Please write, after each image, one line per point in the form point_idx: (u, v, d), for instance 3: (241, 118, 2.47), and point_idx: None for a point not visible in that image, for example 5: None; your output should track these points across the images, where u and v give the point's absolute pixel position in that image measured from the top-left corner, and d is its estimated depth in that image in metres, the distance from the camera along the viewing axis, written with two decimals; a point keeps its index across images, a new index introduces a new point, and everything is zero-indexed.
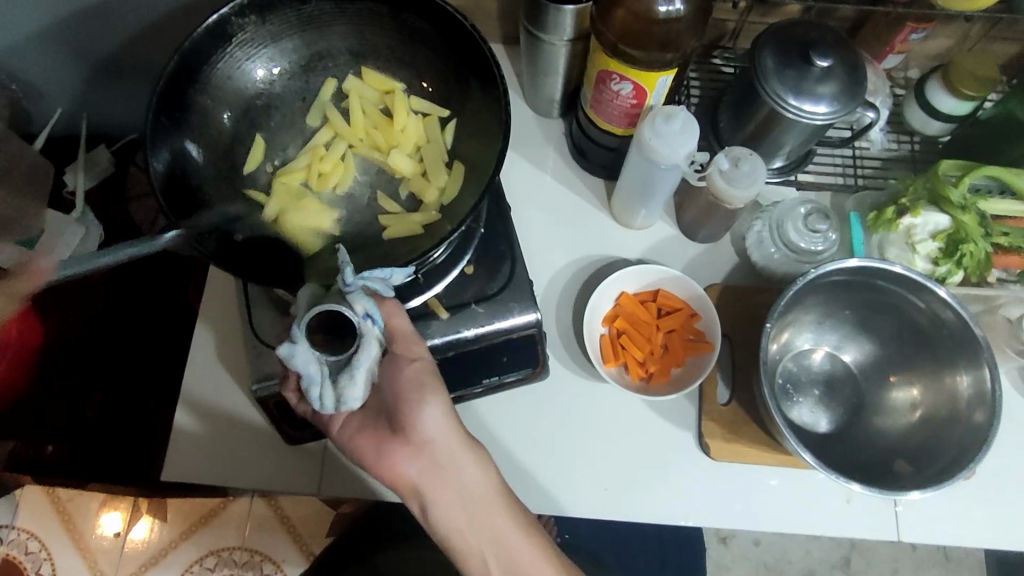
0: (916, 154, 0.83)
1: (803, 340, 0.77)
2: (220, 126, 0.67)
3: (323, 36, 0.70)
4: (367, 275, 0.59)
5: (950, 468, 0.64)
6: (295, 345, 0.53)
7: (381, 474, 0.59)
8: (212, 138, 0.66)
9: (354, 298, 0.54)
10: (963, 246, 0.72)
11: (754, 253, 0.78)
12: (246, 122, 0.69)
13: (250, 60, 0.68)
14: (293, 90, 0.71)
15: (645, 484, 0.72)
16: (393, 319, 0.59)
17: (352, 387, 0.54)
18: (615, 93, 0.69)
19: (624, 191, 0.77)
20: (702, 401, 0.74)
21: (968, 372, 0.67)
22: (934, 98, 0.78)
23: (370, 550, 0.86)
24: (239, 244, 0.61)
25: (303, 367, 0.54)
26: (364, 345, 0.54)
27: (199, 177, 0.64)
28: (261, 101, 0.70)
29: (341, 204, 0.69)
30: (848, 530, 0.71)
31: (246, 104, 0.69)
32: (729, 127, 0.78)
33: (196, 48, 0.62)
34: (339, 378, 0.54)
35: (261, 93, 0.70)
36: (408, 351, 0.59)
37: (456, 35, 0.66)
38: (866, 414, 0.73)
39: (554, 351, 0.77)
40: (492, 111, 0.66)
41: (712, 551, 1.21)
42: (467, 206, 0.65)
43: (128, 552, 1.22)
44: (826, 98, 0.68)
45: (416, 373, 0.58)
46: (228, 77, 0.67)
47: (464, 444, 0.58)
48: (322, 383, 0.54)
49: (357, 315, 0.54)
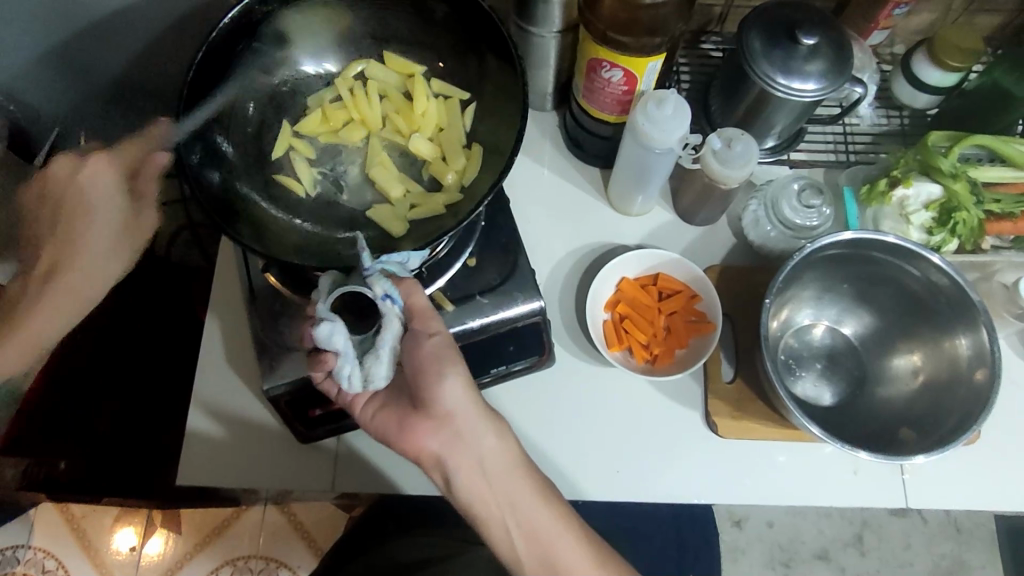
0: (905, 128, 0.84)
1: (803, 316, 0.78)
2: (247, 118, 0.68)
3: (345, 23, 0.72)
4: (387, 258, 0.62)
5: (955, 431, 0.65)
6: (329, 325, 0.55)
7: (407, 455, 0.61)
8: (240, 127, 0.67)
9: (373, 281, 0.57)
10: (955, 215, 0.73)
11: (751, 232, 0.79)
12: (273, 109, 0.71)
13: (275, 49, 0.70)
14: (317, 75, 0.73)
15: (655, 465, 0.73)
16: (413, 297, 0.60)
17: (379, 365, 0.57)
18: (606, 81, 0.71)
19: (620, 178, 0.78)
20: (707, 380, 0.75)
21: (967, 336, 0.68)
22: (921, 71, 0.79)
23: (385, 537, 0.89)
24: (270, 233, 0.63)
25: (335, 345, 0.56)
26: (387, 324, 0.57)
27: (230, 167, 0.65)
28: (287, 87, 0.72)
29: (366, 189, 0.69)
30: (857, 500, 0.72)
31: (273, 92, 0.71)
32: (721, 111, 0.79)
33: (227, 35, 0.62)
34: (366, 359, 0.57)
35: (285, 81, 0.72)
36: (425, 324, 0.59)
37: (473, 15, 0.67)
38: (870, 384, 0.74)
39: (559, 339, 0.77)
40: (511, 98, 0.66)
41: (725, 534, 1.22)
42: (487, 184, 0.65)
43: (144, 566, 1.23)
44: (814, 76, 0.69)
45: (433, 349, 0.59)
46: (255, 65, 0.68)
47: (473, 430, 0.59)
48: (353, 363, 0.57)
49: (378, 296, 0.56)
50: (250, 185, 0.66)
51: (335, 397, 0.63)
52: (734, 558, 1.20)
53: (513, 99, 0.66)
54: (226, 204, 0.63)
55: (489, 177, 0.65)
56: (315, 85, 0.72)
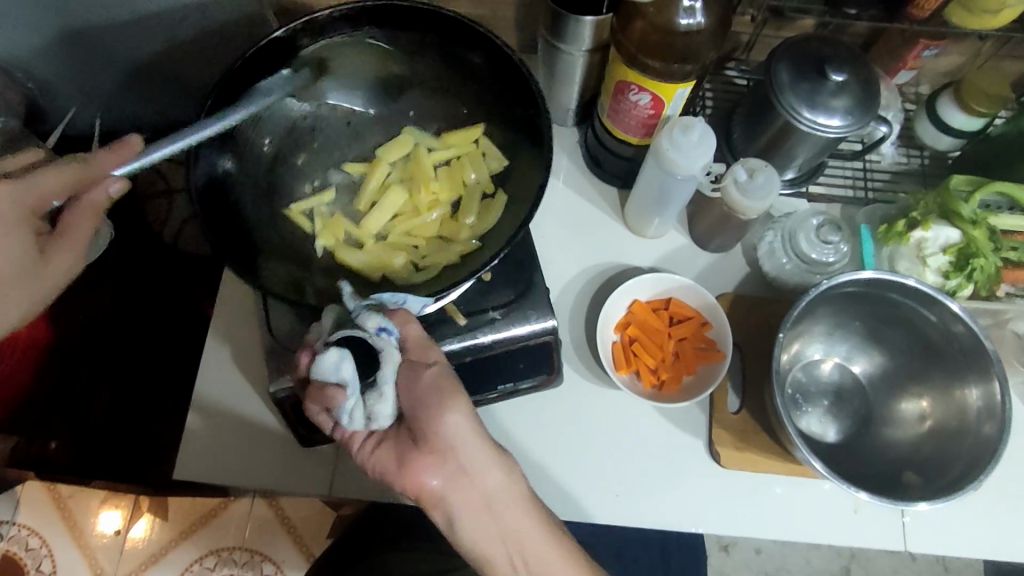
0: (925, 169, 0.84)
1: (814, 350, 0.77)
2: (262, 152, 0.67)
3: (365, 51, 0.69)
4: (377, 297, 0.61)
5: (960, 480, 0.64)
6: (333, 359, 0.55)
7: (407, 492, 0.59)
8: (253, 156, 0.67)
9: (368, 316, 0.58)
10: (973, 261, 0.73)
11: (765, 263, 0.79)
12: (291, 141, 0.69)
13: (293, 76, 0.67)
14: (339, 113, 0.71)
15: (654, 491, 0.73)
16: (407, 329, 0.60)
17: (382, 403, 0.56)
18: (633, 104, 0.70)
19: (639, 200, 0.78)
20: (713, 409, 0.75)
21: (977, 385, 0.68)
22: (945, 113, 0.79)
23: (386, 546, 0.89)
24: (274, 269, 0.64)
25: (343, 376, 0.55)
26: (387, 360, 0.57)
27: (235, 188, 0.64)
28: (307, 121, 0.70)
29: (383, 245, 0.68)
30: (854, 539, 0.72)
31: (291, 125, 0.69)
32: (743, 139, 0.79)
33: (258, 53, 0.63)
34: (368, 396, 0.56)
35: (306, 115, 0.70)
36: (422, 357, 0.59)
37: (506, 70, 0.67)
38: (875, 425, 0.74)
39: (567, 358, 0.77)
40: (533, 158, 0.66)
41: (712, 557, 1.22)
42: (506, 233, 0.65)
43: (128, 550, 1.22)
44: (840, 112, 0.69)
45: (432, 380, 0.58)
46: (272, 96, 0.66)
47: (486, 450, 0.58)
48: (356, 399, 0.55)
49: (374, 330, 0.57)
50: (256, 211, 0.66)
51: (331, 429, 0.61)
52: None
53: (525, 162, 0.67)
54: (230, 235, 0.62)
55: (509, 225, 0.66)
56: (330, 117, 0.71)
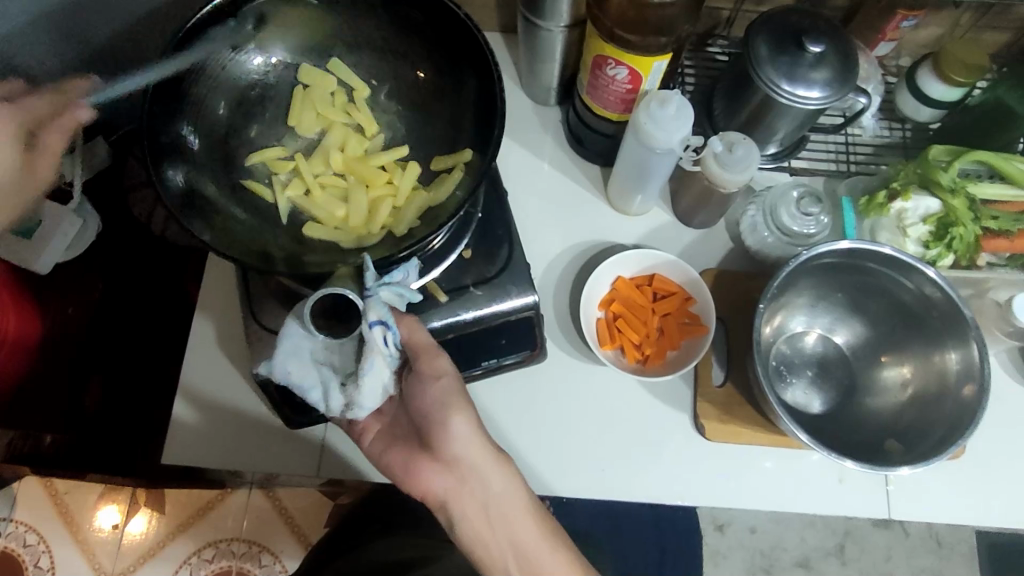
0: (907, 141, 0.84)
1: (797, 322, 0.78)
2: (216, 118, 0.69)
3: (316, 28, 0.72)
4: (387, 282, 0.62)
5: (941, 444, 0.65)
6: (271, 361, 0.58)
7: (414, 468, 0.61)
8: (206, 128, 0.68)
9: (370, 304, 0.57)
10: (953, 229, 0.73)
11: (748, 237, 0.79)
12: (241, 112, 0.71)
13: (244, 52, 0.69)
14: (288, 80, 0.73)
15: (641, 466, 0.73)
16: (413, 334, 0.60)
17: (360, 395, 0.57)
18: (610, 79, 0.71)
19: (620, 177, 0.78)
20: (697, 383, 0.75)
21: (956, 350, 0.69)
22: (925, 85, 0.79)
23: (395, 530, 0.91)
24: (246, 237, 0.65)
25: (294, 375, 0.58)
26: (371, 352, 0.56)
27: (195, 162, 0.65)
28: (255, 92, 0.72)
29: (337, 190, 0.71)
30: (840, 508, 0.73)
31: (241, 95, 0.71)
32: (724, 115, 0.79)
33: (189, 37, 0.63)
34: (347, 387, 0.57)
35: (255, 85, 0.72)
36: (431, 366, 0.60)
37: (450, 26, 0.68)
38: (858, 394, 0.74)
39: (550, 334, 0.78)
40: (489, 111, 0.68)
41: (707, 538, 1.22)
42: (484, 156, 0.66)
43: (126, 545, 1.23)
44: (819, 84, 0.69)
45: (438, 393, 0.59)
46: (223, 68, 0.68)
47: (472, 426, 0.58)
48: (334, 390, 0.58)
49: (368, 320, 0.56)
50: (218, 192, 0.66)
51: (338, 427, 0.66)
52: (715, 562, 1.20)
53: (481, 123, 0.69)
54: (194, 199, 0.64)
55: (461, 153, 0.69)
56: (284, 88, 0.73)
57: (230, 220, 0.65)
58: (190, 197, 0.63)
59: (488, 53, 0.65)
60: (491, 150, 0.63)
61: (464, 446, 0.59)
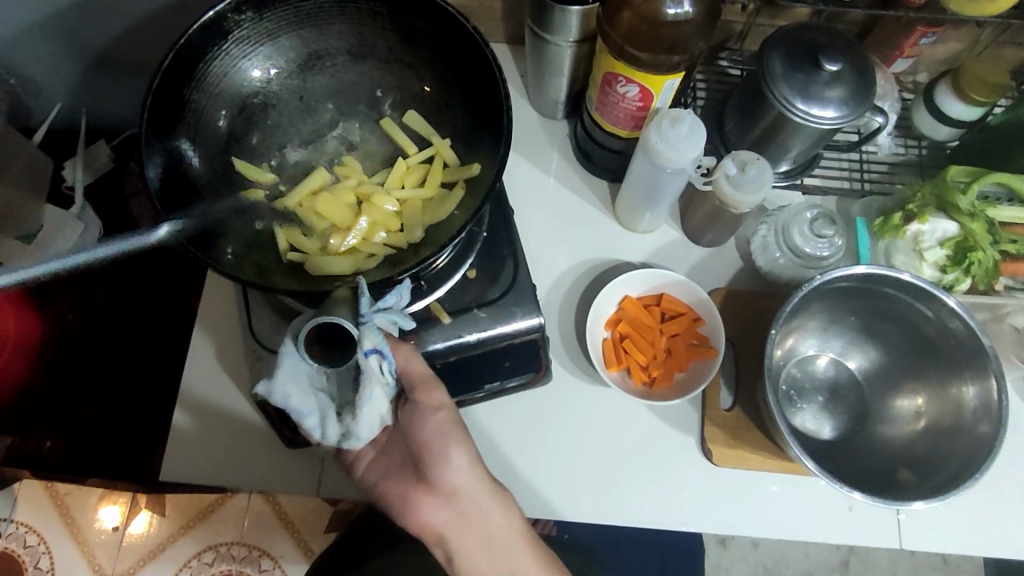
0: (923, 159, 0.82)
1: (808, 346, 0.76)
2: (215, 128, 0.68)
3: (321, 35, 0.70)
4: (381, 304, 0.60)
5: (955, 478, 0.63)
6: (270, 382, 0.55)
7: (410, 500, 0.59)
8: (206, 139, 0.67)
9: (365, 331, 0.55)
10: (971, 254, 0.71)
11: (759, 257, 0.77)
12: (242, 120, 0.70)
13: (246, 58, 0.68)
14: (290, 88, 0.72)
15: (647, 493, 0.72)
16: (410, 363, 0.60)
17: (357, 425, 0.56)
18: (620, 96, 0.69)
19: (628, 195, 0.77)
20: (705, 405, 0.74)
21: (974, 383, 0.67)
22: (943, 103, 0.77)
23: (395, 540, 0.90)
24: (243, 249, 0.63)
25: (292, 399, 0.55)
26: (368, 382, 0.54)
27: (196, 177, 0.65)
28: (257, 99, 0.71)
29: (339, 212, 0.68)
30: (849, 537, 0.71)
31: (242, 102, 0.70)
32: (736, 131, 0.77)
33: (189, 47, 0.62)
34: (343, 415, 0.56)
35: (257, 92, 0.70)
36: (428, 398, 0.59)
37: (458, 37, 0.66)
38: (870, 422, 0.73)
39: (555, 354, 0.76)
40: (497, 127, 0.66)
41: (710, 551, 1.20)
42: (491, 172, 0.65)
43: (127, 545, 1.22)
44: (834, 103, 0.67)
45: (439, 425, 0.58)
46: (223, 75, 0.67)
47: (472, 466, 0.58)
48: (331, 418, 0.56)
49: (363, 349, 0.54)
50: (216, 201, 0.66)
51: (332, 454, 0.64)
52: None
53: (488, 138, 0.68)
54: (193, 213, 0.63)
55: (467, 172, 0.68)
56: (286, 96, 0.72)
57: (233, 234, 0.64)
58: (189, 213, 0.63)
59: (494, 61, 0.63)
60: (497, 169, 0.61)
61: (459, 477, 0.58)
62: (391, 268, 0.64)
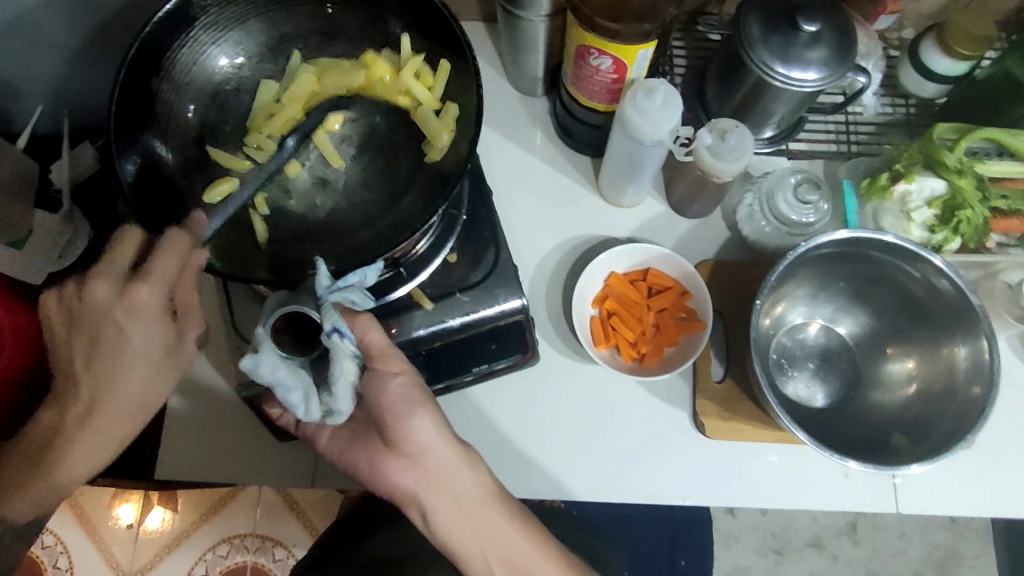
0: (911, 118, 0.80)
1: (797, 314, 0.75)
2: (187, 120, 0.67)
3: (290, 17, 0.69)
4: (343, 283, 0.58)
5: (947, 442, 0.63)
6: (257, 356, 0.52)
7: (394, 491, 0.59)
8: (179, 132, 0.66)
9: (324, 311, 0.54)
10: (960, 212, 0.70)
11: (745, 227, 0.76)
12: (216, 108, 0.69)
13: (215, 45, 0.67)
14: (263, 72, 0.70)
15: (641, 467, 0.72)
16: (369, 333, 0.57)
17: (338, 402, 0.55)
18: (594, 69, 0.67)
19: (610, 170, 0.75)
20: (696, 379, 0.73)
21: (965, 343, 0.66)
22: (928, 58, 0.75)
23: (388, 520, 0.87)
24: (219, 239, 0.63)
25: (276, 374, 0.53)
26: (337, 360, 0.54)
27: (171, 174, 0.65)
28: (230, 86, 0.69)
29: (316, 193, 0.67)
30: (846, 503, 0.71)
31: (215, 91, 0.68)
32: (717, 99, 0.76)
33: (153, 37, 0.61)
34: (322, 393, 0.55)
35: (229, 79, 0.69)
36: (387, 366, 0.57)
37: (427, 13, 0.66)
38: (863, 387, 0.72)
39: (542, 333, 0.76)
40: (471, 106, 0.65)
41: (718, 522, 1.20)
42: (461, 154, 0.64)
43: (143, 540, 1.24)
44: (814, 64, 0.65)
45: (401, 389, 0.57)
46: (192, 64, 0.66)
47: (455, 452, 0.58)
48: (315, 395, 0.55)
49: (325, 330, 0.53)
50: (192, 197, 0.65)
51: (297, 429, 0.66)
52: (727, 545, 1.19)
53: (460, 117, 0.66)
54: (167, 209, 0.63)
55: (441, 142, 0.66)
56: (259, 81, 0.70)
57: (207, 227, 0.64)
58: (162, 211, 0.62)
59: (461, 31, 0.63)
60: (469, 150, 0.60)
61: (442, 465, 0.58)
62: (366, 253, 0.63)
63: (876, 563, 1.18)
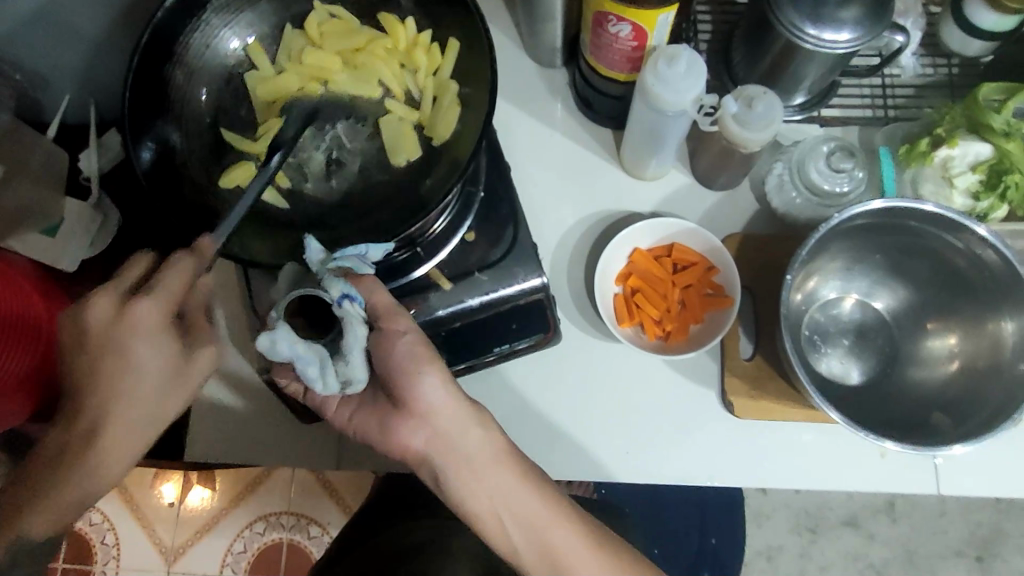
0: (954, 78, 0.76)
1: (830, 289, 0.72)
2: (200, 106, 0.66)
3: None
4: (342, 255, 0.58)
5: (990, 422, 0.60)
6: (273, 332, 0.53)
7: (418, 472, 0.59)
8: (192, 118, 0.66)
9: (329, 283, 0.55)
10: (1007, 177, 0.66)
11: (775, 199, 0.73)
12: (229, 91, 0.68)
13: (226, 28, 0.66)
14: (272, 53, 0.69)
15: (667, 448, 0.70)
16: (376, 296, 0.57)
17: (352, 369, 0.55)
18: (613, 37, 0.65)
19: (632, 143, 0.73)
20: (724, 357, 0.71)
21: (1012, 318, 0.63)
22: (972, 14, 0.71)
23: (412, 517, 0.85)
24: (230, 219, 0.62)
25: (295, 349, 0.53)
26: (349, 326, 0.54)
27: (186, 158, 0.64)
28: (242, 68, 0.68)
29: (328, 172, 0.66)
30: (883, 484, 0.69)
31: (227, 75, 0.67)
32: (744, 64, 0.73)
33: (166, 23, 0.61)
34: (335, 364, 0.55)
35: (241, 63, 0.68)
36: (395, 323, 0.56)
37: None
38: (900, 364, 0.69)
39: (564, 311, 0.74)
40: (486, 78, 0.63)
41: (751, 500, 1.18)
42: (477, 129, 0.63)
43: (184, 517, 1.26)
44: (848, 24, 0.62)
45: (407, 348, 0.55)
46: (205, 47, 0.66)
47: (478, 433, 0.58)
48: (331, 367, 0.54)
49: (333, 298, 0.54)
50: (206, 175, 0.64)
51: (303, 399, 0.64)
52: (759, 523, 1.17)
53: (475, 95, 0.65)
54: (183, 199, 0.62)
55: (448, 125, 0.65)
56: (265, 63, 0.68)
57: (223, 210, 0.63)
58: (179, 198, 0.61)
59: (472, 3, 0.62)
60: (485, 124, 0.59)
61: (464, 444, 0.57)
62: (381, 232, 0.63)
63: (914, 542, 1.15)
